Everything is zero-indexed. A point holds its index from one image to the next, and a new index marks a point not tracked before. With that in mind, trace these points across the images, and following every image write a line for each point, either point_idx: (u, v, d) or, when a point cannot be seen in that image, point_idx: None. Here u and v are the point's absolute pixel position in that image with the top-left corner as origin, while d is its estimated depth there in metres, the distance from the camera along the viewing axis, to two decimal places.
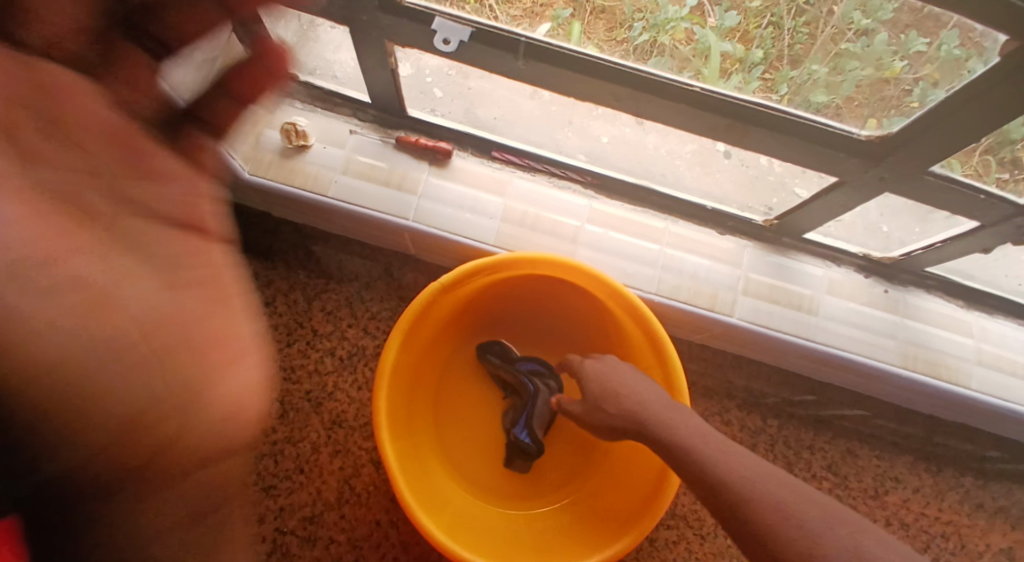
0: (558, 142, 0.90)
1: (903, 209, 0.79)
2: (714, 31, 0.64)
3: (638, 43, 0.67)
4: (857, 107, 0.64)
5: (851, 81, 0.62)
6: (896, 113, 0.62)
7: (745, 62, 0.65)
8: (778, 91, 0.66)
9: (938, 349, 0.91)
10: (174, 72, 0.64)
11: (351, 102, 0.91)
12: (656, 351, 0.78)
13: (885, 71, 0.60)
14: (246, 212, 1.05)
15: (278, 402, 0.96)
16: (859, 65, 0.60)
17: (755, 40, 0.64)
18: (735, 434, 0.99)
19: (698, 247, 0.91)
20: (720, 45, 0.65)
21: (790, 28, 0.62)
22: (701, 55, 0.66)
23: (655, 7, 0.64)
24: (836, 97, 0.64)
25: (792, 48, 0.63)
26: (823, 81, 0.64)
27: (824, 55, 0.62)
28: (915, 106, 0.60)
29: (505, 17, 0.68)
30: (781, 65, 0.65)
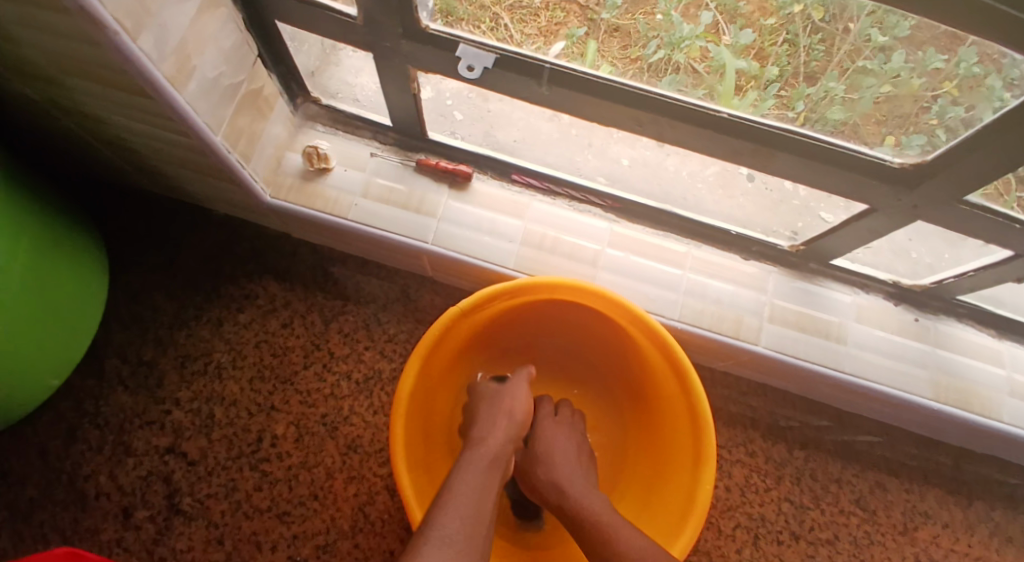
0: (578, 165, 0.90)
1: (933, 235, 0.78)
2: (728, 49, 0.62)
3: (653, 60, 0.66)
4: (875, 125, 0.62)
5: (869, 97, 0.60)
6: (914, 130, 0.60)
7: (761, 79, 0.63)
8: (794, 108, 0.64)
9: (971, 379, 0.88)
10: (198, 97, 0.64)
11: (372, 125, 0.92)
12: (679, 382, 0.76)
13: (904, 87, 0.57)
14: (265, 233, 1.05)
15: (293, 425, 0.96)
16: (875, 81, 0.58)
17: (770, 58, 0.61)
18: (759, 465, 0.96)
19: (721, 272, 0.90)
20: (736, 62, 0.62)
21: (806, 46, 0.58)
22: (715, 72, 0.64)
23: (670, 26, 0.63)
24: (853, 113, 0.62)
25: (807, 65, 0.60)
26: (840, 97, 0.61)
27: (841, 71, 0.59)
28: (934, 122, 0.58)
29: (522, 42, 0.67)
30: (797, 83, 0.62)
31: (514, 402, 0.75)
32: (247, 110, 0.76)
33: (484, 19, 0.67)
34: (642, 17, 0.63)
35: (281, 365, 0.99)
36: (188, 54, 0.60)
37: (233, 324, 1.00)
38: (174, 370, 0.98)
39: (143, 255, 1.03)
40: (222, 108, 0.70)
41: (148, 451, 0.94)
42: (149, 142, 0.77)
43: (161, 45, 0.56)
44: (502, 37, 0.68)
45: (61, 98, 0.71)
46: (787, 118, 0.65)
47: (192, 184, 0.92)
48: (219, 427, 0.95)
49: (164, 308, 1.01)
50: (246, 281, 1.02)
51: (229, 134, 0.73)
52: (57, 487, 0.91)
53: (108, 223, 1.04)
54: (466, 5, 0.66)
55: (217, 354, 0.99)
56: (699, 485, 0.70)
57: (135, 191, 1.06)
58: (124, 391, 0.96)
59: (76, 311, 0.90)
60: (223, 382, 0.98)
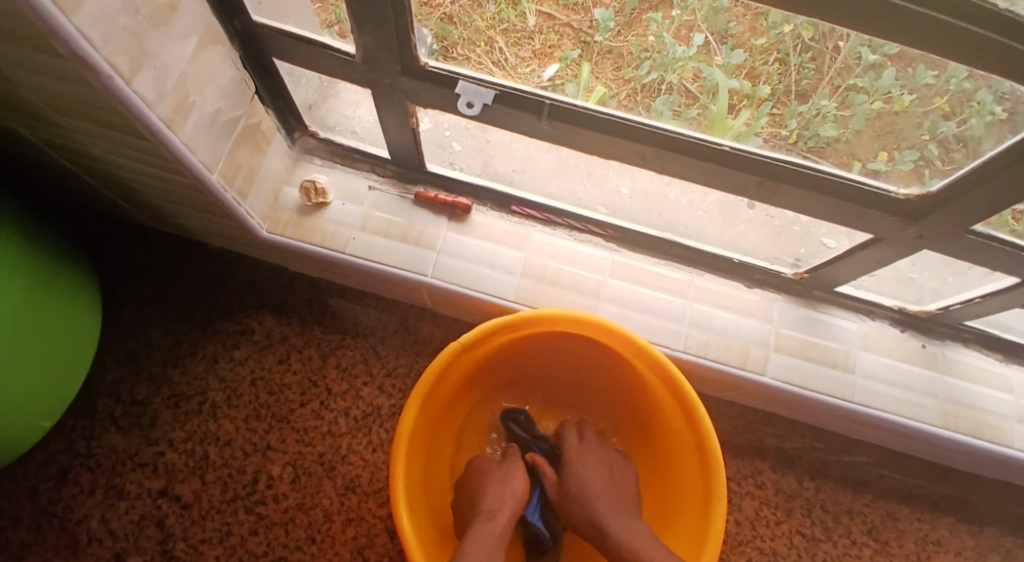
0: (577, 195, 0.89)
1: (938, 262, 0.77)
2: (719, 69, 0.61)
3: (647, 81, 0.65)
4: (867, 140, 0.61)
5: (861, 114, 0.59)
6: (905, 145, 0.59)
7: (753, 98, 0.62)
8: (785, 126, 0.63)
9: (981, 407, 0.86)
10: (196, 135, 0.64)
11: (370, 157, 0.91)
12: (686, 418, 0.75)
13: (895, 104, 0.55)
14: (262, 265, 1.04)
15: (290, 465, 0.93)
16: (867, 98, 0.56)
17: (761, 76, 0.60)
18: (769, 498, 0.95)
19: (723, 302, 0.89)
20: (728, 81, 0.62)
21: (796, 64, 0.56)
22: (708, 92, 0.64)
23: (663, 47, 0.62)
24: (846, 131, 0.61)
25: (798, 83, 0.59)
26: (832, 115, 0.60)
27: (832, 89, 0.58)
28: (927, 137, 0.57)
29: (519, 77, 0.67)
30: (789, 101, 0.61)
31: (511, 471, 0.78)
32: (246, 144, 0.75)
33: (479, 42, 0.65)
34: (635, 39, 0.62)
35: (277, 403, 0.97)
36: (186, 92, 0.60)
37: (229, 361, 0.99)
38: (167, 410, 0.96)
39: (137, 290, 1.01)
40: (220, 144, 0.69)
41: (140, 494, 0.91)
42: (145, 179, 0.76)
43: (159, 85, 0.55)
44: (497, 59, 0.67)
45: (55, 136, 0.70)
46: (779, 137, 0.64)
47: (187, 219, 0.91)
48: (214, 468, 0.93)
49: (158, 344, 0.99)
50: (242, 315, 1.01)
51: (226, 171, 0.72)
52: (49, 531, 0.88)
53: (102, 257, 1.03)
54: (461, 29, 0.64)
55: (212, 393, 0.97)
56: (711, 525, 0.69)
57: (129, 224, 1.05)
58: (117, 432, 0.94)
59: (68, 349, 0.88)
60: (218, 421, 0.95)
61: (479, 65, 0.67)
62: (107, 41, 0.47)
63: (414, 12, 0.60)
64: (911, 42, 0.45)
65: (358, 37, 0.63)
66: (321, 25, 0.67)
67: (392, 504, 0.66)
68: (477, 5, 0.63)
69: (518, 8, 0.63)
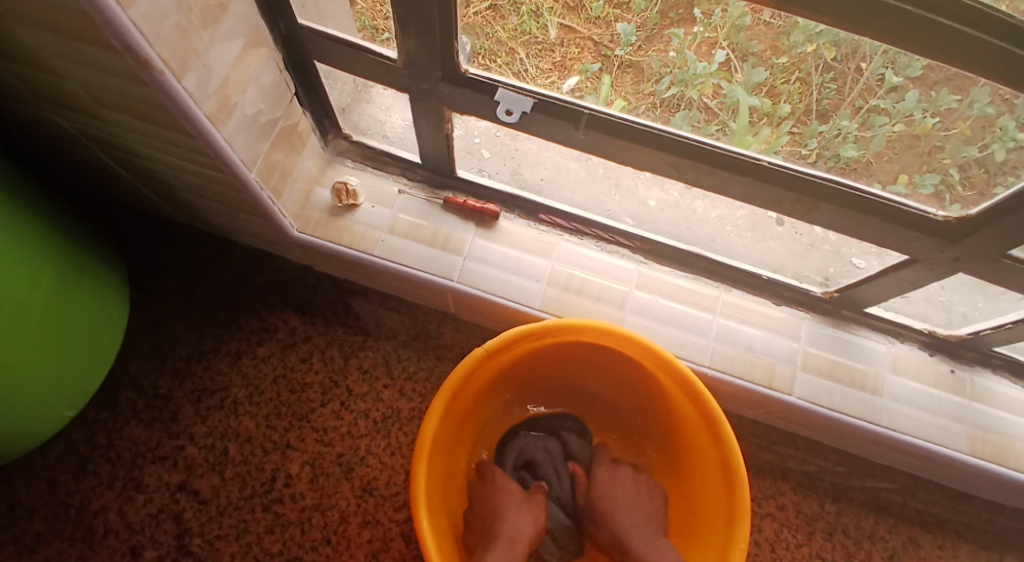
0: (605, 205, 0.89)
1: (970, 286, 0.76)
2: (740, 86, 0.60)
3: (666, 96, 0.65)
4: (888, 162, 0.61)
5: (882, 135, 0.58)
6: (928, 169, 0.59)
7: (773, 116, 0.61)
8: (806, 146, 0.62)
9: (1011, 434, 0.84)
10: (237, 134, 0.65)
11: (401, 162, 0.92)
12: (712, 435, 0.74)
13: (917, 127, 0.55)
14: (287, 264, 1.05)
15: (308, 465, 0.94)
16: (888, 120, 0.56)
17: (782, 95, 0.59)
18: (790, 519, 0.93)
19: (751, 318, 0.88)
20: (748, 100, 0.60)
21: (817, 84, 0.56)
22: (728, 109, 0.63)
23: (684, 63, 0.61)
24: (866, 151, 0.60)
25: (819, 103, 0.58)
26: (853, 136, 0.59)
27: (852, 111, 0.57)
28: (947, 162, 0.57)
29: (534, 81, 0.67)
30: (809, 120, 0.60)
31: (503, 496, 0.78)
32: (282, 146, 0.76)
33: (500, 52, 0.66)
34: (657, 54, 0.61)
35: (298, 402, 0.97)
36: (229, 92, 0.60)
37: (251, 358, 0.99)
38: (189, 405, 0.96)
39: (164, 284, 1.03)
40: (258, 145, 0.70)
41: (160, 488, 0.92)
42: (179, 175, 0.78)
43: (204, 85, 0.56)
44: (518, 70, 0.67)
45: (95, 130, 0.71)
46: (799, 155, 0.64)
47: (216, 215, 0.92)
48: (233, 464, 0.93)
49: (182, 339, 1.00)
50: (267, 313, 1.02)
51: (263, 170, 0.73)
52: (65, 523, 0.89)
53: (131, 251, 1.04)
54: (483, 40, 0.64)
55: (234, 390, 0.97)
56: (736, 545, 0.68)
57: (157, 220, 1.07)
58: (138, 425, 0.95)
59: (94, 340, 0.89)
60: (239, 418, 0.96)
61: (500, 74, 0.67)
62: (160, 38, 0.48)
63: (459, 19, 0.61)
64: (958, 63, 0.45)
65: (402, 43, 0.64)
66: (357, 31, 0.68)
67: (412, 511, 0.66)
68: (499, 16, 0.62)
69: (540, 21, 0.62)
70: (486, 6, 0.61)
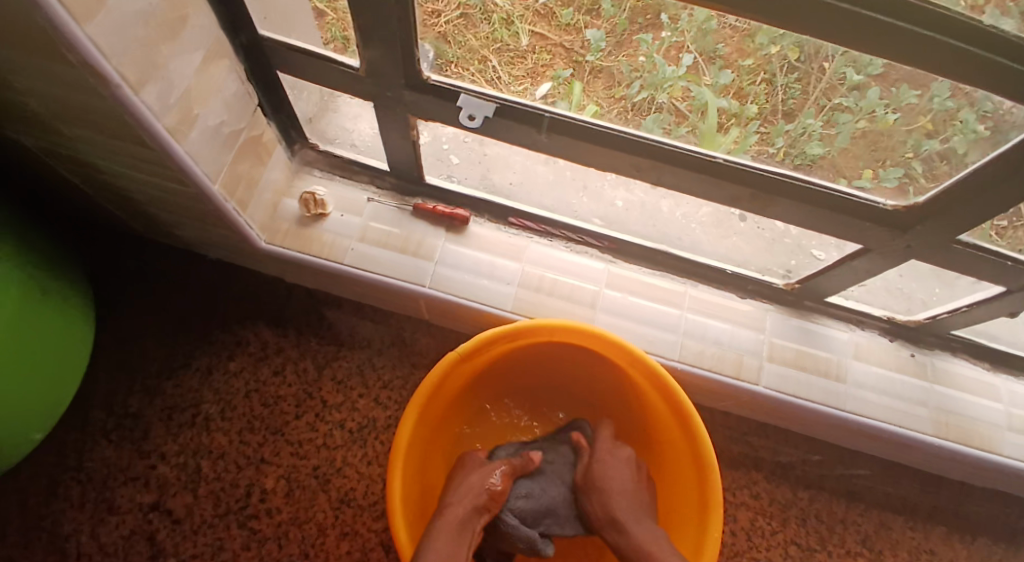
0: (573, 207, 0.90)
1: (926, 273, 0.79)
2: (709, 88, 0.62)
3: (637, 100, 0.66)
4: (853, 159, 0.62)
5: (846, 133, 0.60)
6: (891, 164, 0.61)
7: (741, 117, 0.63)
8: (773, 144, 0.64)
9: (970, 415, 0.88)
10: (200, 146, 0.64)
11: (369, 170, 0.92)
12: (683, 429, 0.76)
13: (879, 122, 0.56)
14: (259, 276, 1.04)
15: (284, 478, 0.93)
16: (851, 118, 0.57)
17: (749, 96, 0.61)
18: (765, 508, 0.95)
19: (718, 313, 0.90)
20: (717, 101, 0.62)
21: (782, 85, 0.57)
22: (697, 111, 0.65)
23: (653, 68, 0.63)
24: (831, 148, 0.62)
25: (784, 103, 0.60)
26: (818, 134, 0.61)
27: (818, 109, 0.58)
28: (910, 156, 0.59)
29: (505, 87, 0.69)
30: (776, 120, 0.62)
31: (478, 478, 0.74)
32: (247, 157, 0.76)
33: (473, 61, 0.67)
34: (626, 59, 0.63)
35: (271, 415, 0.96)
36: (190, 104, 0.60)
37: (223, 373, 0.98)
38: (160, 423, 0.95)
39: (131, 300, 1.01)
40: (223, 156, 0.70)
41: (132, 509, 0.90)
42: (142, 189, 0.77)
43: (164, 97, 0.56)
44: (490, 78, 0.68)
45: (54, 145, 0.70)
46: (765, 154, 0.66)
47: (184, 229, 0.91)
48: (206, 481, 0.92)
49: (152, 356, 0.98)
50: (238, 327, 1.01)
51: (227, 182, 0.73)
52: (36, 547, 0.87)
53: (96, 268, 1.03)
54: (455, 48, 0.66)
55: (206, 406, 0.96)
56: (709, 535, 0.70)
57: (123, 235, 1.05)
58: (108, 445, 0.93)
59: (60, 360, 0.88)
60: (212, 434, 0.95)
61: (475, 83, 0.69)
62: (118, 51, 0.48)
63: (422, 30, 0.63)
64: (895, 57, 0.46)
65: (364, 52, 0.65)
66: (325, 43, 0.69)
67: (389, 517, 0.66)
68: (471, 25, 0.64)
69: (511, 28, 0.63)
70: (457, 15, 0.63)
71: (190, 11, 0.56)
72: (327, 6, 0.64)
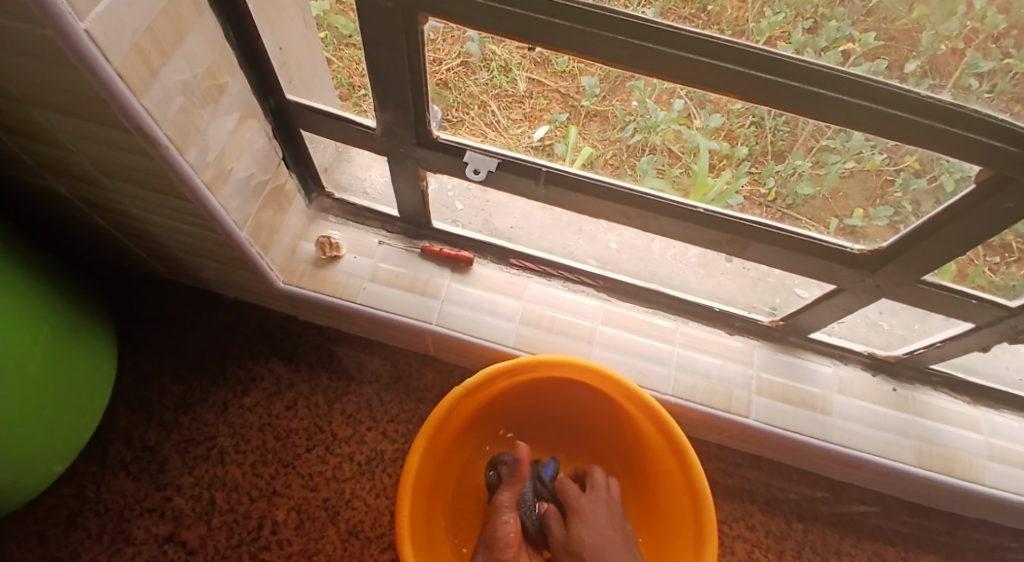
0: (570, 249, 0.96)
1: (902, 309, 0.85)
2: (700, 132, 0.65)
3: (631, 142, 0.71)
4: (843, 199, 0.66)
5: (834, 173, 0.63)
6: (882, 203, 0.64)
7: (732, 158, 0.66)
8: (764, 184, 0.69)
9: (954, 445, 0.92)
10: (231, 197, 0.71)
11: (380, 216, 0.99)
12: (678, 461, 0.80)
13: (866, 163, 0.59)
14: (274, 315, 1.10)
15: (295, 510, 0.97)
16: (839, 158, 0.60)
17: (739, 138, 0.63)
18: (760, 539, 0.98)
19: (709, 348, 0.96)
20: (708, 143, 0.66)
21: (771, 127, 0.59)
22: (690, 152, 0.68)
23: (646, 112, 0.65)
24: (821, 188, 0.66)
25: (775, 144, 0.62)
26: (807, 174, 0.65)
27: (806, 150, 0.61)
28: (900, 196, 0.62)
29: (494, 139, 0.75)
30: (766, 161, 0.65)
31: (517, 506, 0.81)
32: (271, 206, 0.83)
33: (472, 105, 0.72)
34: (619, 104, 0.65)
35: (283, 448, 1.01)
36: (224, 161, 0.67)
37: (238, 408, 1.03)
38: (176, 456, 0.99)
39: (152, 338, 1.07)
40: (249, 206, 0.76)
41: (148, 540, 0.94)
42: (172, 235, 0.83)
43: (203, 156, 0.63)
44: (490, 121, 0.74)
45: (95, 197, 0.77)
46: (759, 194, 0.70)
47: (205, 271, 0.97)
48: (220, 513, 0.96)
49: (170, 391, 1.03)
50: (252, 362, 1.06)
51: (253, 229, 0.79)
52: None
53: (118, 308, 1.08)
54: (455, 93, 0.71)
55: (221, 439, 1.01)
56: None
57: (144, 276, 1.11)
58: (127, 477, 0.97)
59: (84, 395, 0.92)
60: (226, 467, 0.99)
61: (474, 125, 0.74)
62: (167, 119, 0.55)
63: (427, 73, 0.66)
64: (846, 123, 0.53)
65: (380, 114, 0.73)
66: (335, 88, 0.75)
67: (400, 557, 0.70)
68: (470, 72, 0.68)
69: (509, 75, 0.67)
70: (456, 62, 0.66)
71: (226, 79, 0.63)
72: (334, 56, 0.70)
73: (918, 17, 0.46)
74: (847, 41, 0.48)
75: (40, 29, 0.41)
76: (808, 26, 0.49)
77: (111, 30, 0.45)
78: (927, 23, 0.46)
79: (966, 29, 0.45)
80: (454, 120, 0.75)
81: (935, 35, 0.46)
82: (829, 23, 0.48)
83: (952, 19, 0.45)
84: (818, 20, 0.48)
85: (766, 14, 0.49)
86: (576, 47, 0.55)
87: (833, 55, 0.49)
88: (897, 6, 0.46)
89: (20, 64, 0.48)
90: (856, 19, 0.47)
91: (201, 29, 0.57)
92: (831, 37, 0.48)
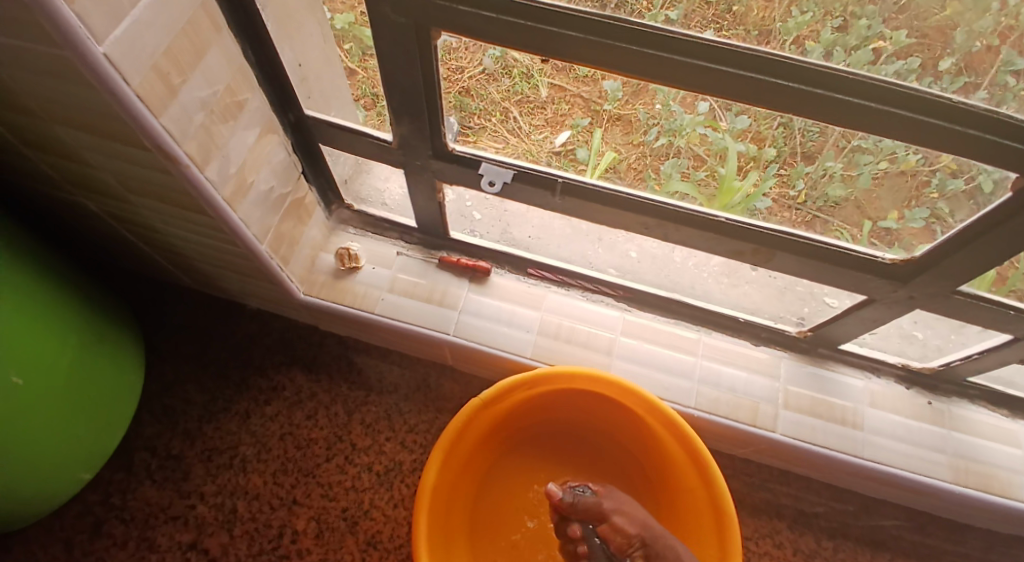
0: (590, 258, 0.95)
1: (936, 320, 0.81)
2: (726, 134, 0.62)
3: (656, 145, 0.69)
4: (877, 199, 0.63)
5: (867, 174, 0.60)
6: (916, 204, 0.61)
7: (760, 159, 0.64)
8: (794, 186, 0.67)
9: (992, 462, 0.88)
10: (253, 209, 0.72)
11: (399, 227, 0.99)
12: (700, 476, 0.78)
13: (900, 163, 0.56)
14: (295, 324, 1.11)
15: (314, 520, 0.97)
16: (872, 158, 0.57)
17: (767, 140, 0.61)
18: (788, 557, 0.95)
19: (732, 358, 0.93)
20: (735, 146, 0.63)
21: (800, 129, 0.57)
22: (716, 155, 0.66)
23: (670, 115, 0.63)
24: (853, 189, 0.63)
25: (804, 146, 0.60)
26: (838, 176, 0.62)
27: (837, 150, 0.59)
28: (935, 196, 0.58)
29: (507, 150, 0.75)
30: (795, 163, 0.63)
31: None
32: (291, 217, 0.84)
33: (495, 112, 0.71)
34: (643, 108, 0.63)
35: (303, 458, 1.01)
36: (244, 175, 0.68)
37: (259, 417, 1.04)
38: (200, 464, 1.00)
39: (178, 347, 1.08)
40: (269, 218, 0.77)
41: (171, 547, 0.95)
42: (193, 247, 0.84)
43: (223, 171, 0.63)
44: (512, 127, 0.73)
45: (119, 211, 0.78)
46: (788, 196, 0.68)
47: (229, 282, 0.99)
48: (241, 521, 0.97)
49: (195, 401, 1.04)
50: (274, 372, 1.07)
51: (273, 241, 0.80)
52: None
53: (144, 318, 1.10)
54: (478, 101, 0.70)
55: (243, 447, 1.01)
56: None
57: (170, 286, 1.13)
58: (151, 485, 0.98)
59: (109, 404, 0.94)
60: (247, 475, 1.00)
61: (496, 131, 0.73)
62: (187, 137, 0.56)
63: (444, 87, 0.67)
64: (877, 129, 0.51)
65: (396, 127, 0.73)
66: (358, 98, 0.74)
67: None
68: (492, 79, 0.66)
69: (530, 82, 0.65)
70: (479, 71, 0.65)
71: (246, 96, 0.64)
72: (359, 66, 0.69)
73: (952, 14, 0.44)
74: (879, 39, 0.46)
75: (58, 51, 0.42)
76: (839, 24, 0.47)
77: (128, 51, 0.45)
78: (962, 20, 0.44)
79: (1000, 25, 0.44)
80: (475, 129, 0.74)
81: (969, 32, 0.44)
82: (859, 22, 0.46)
83: (986, 16, 0.43)
84: (848, 18, 0.46)
85: (794, 14, 0.47)
86: (591, 57, 0.54)
87: (864, 53, 0.46)
88: (930, 4, 0.44)
89: (40, 84, 0.49)
90: (888, 17, 0.46)
91: (220, 47, 0.57)
92: (861, 35, 0.46)
